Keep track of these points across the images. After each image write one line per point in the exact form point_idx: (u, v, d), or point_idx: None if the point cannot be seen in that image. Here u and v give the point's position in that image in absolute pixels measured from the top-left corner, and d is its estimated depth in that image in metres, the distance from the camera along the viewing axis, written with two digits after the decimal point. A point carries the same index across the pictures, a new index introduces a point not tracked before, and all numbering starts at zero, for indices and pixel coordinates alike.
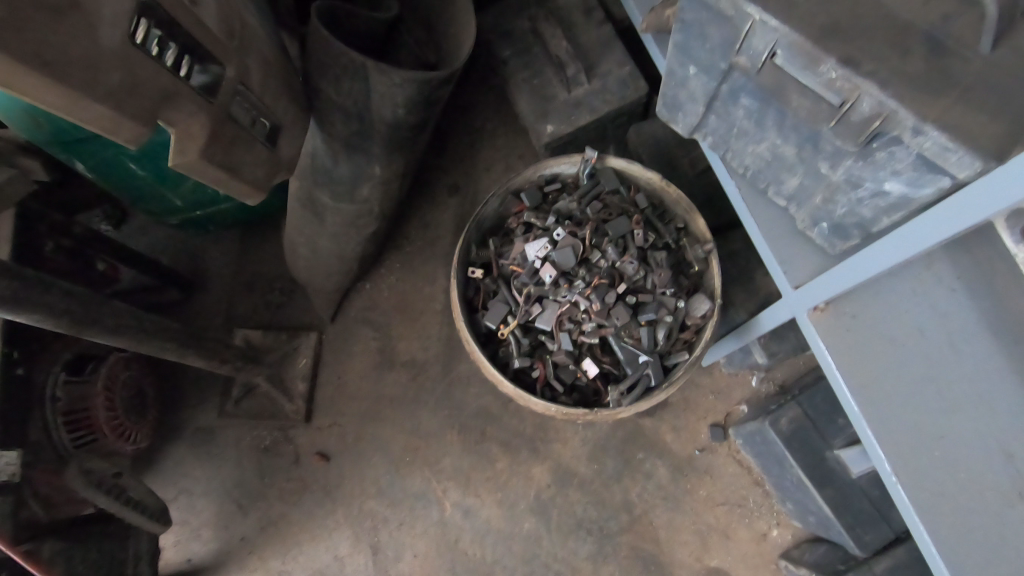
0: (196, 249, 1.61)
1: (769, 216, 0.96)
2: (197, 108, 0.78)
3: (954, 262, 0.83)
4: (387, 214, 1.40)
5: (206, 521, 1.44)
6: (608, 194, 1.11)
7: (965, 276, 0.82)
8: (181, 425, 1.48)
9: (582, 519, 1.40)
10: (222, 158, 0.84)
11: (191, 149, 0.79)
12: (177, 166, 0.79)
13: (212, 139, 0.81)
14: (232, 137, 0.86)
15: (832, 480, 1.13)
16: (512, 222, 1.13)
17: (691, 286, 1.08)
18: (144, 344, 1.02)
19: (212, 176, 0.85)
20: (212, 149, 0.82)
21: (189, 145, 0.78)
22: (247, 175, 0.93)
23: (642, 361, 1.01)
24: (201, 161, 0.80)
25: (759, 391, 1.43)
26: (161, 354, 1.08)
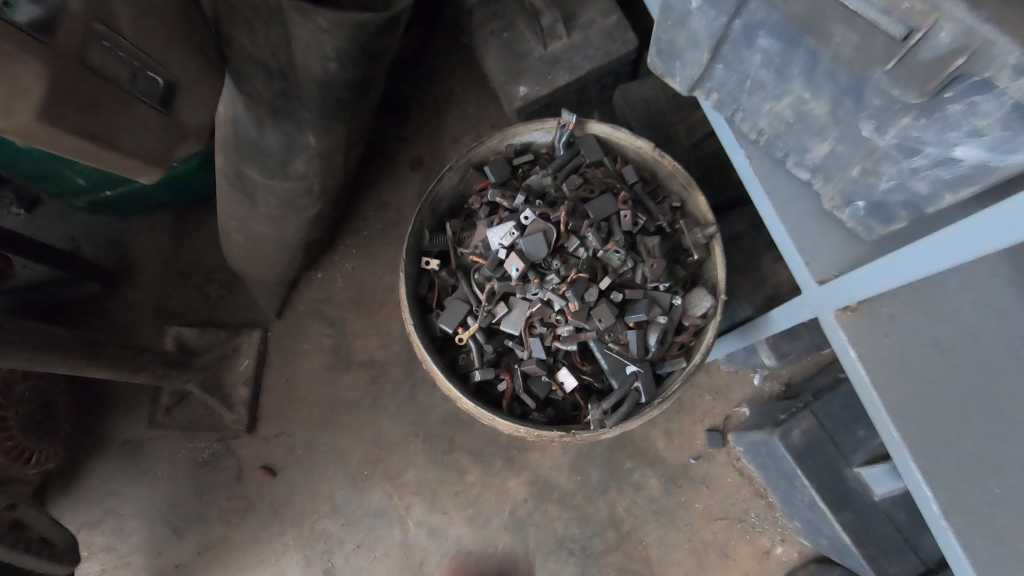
0: (121, 235, 1.40)
1: (787, 192, 0.77)
2: (26, 55, 0.57)
3: (1003, 252, 0.71)
4: (333, 192, 1.19)
5: (136, 547, 1.27)
6: (589, 167, 0.92)
7: (1017, 270, 0.71)
8: (105, 437, 1.30)
9: (563, 537, 1.24)
10: (79, 122, 0.66)
11: (22, 108, 0.59)
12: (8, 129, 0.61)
13: (59, 97, 0.62)
14: (93, 97, 0.66)
15: (852, 503, 0.97)
16: (474, 202, 0.94)
17: (689, 278, 0.90)
18: (10, 360, 0.84)
19: (68, 145, 0.67)
20: (60, 110, 0.63)
21: (18, 103, 0.59)
22: (124, 142, 0.75)
23: (629, 372, 0.84)
24: (42, 125, 0.62)
25: (763, 391, 1.25)
26: (46, 366, 0.90)
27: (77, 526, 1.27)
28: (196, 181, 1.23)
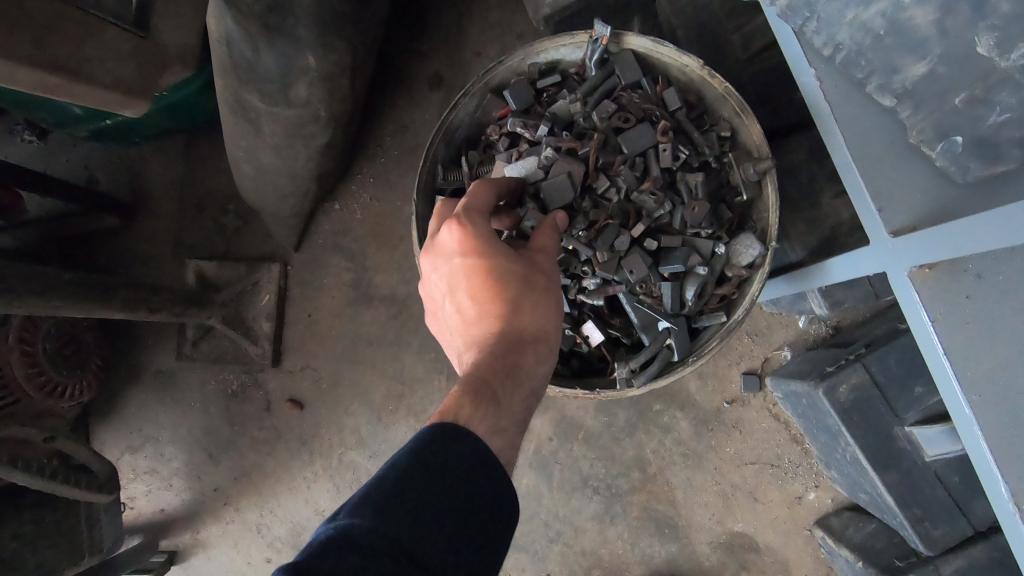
0: (133, 164, 1.35)
1: (863, 122, 0.64)
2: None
3: None
4: (342, 118, 1.09)
5: (176, 471, 1.32)
6: (625, 90, 0.79)
7: None
8: (137, 367, 1.32)
9: (587, 476, 1.22)
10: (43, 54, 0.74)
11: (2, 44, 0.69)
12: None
13: (23, 35, 0.71)
14: (51, 29, 0.74)
15: (898, 462, 0.91)
16: (492, 131, 0.83)
17: (734, 221, 0.79)
18: (18, 306, 0.86)
19: (41, 79, 0.75)
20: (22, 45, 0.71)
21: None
22: (99, 77, 0.81)
23: (660, 328, 0.77)
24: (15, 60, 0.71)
25: (808, 334, 1.16)
26: (49, 311, 0.91)
27: (120, 450, 1.32)
28: (198, 107, 1.15)
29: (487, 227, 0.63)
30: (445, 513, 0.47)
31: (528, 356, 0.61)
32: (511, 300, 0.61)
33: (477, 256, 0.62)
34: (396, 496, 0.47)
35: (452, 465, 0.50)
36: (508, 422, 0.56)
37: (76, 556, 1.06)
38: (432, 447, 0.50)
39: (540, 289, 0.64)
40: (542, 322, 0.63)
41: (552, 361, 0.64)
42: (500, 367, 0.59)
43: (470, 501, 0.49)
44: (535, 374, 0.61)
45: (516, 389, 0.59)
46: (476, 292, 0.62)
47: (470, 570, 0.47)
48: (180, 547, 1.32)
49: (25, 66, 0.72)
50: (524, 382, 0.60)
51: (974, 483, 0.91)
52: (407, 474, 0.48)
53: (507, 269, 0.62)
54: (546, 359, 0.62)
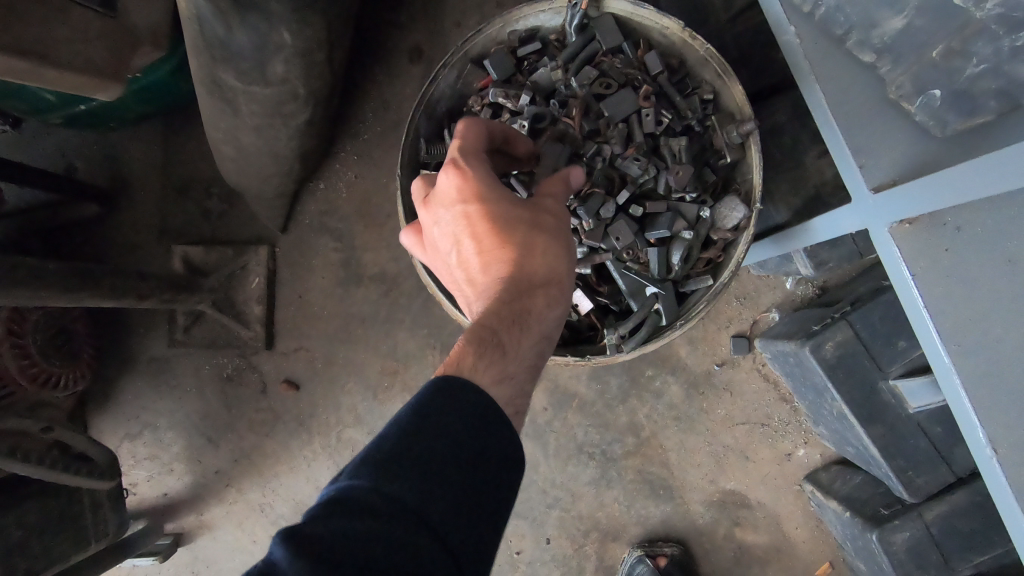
0: (111, 150, 1.32)
1: (844, 78, 0.65)
2: None
3: None
4: (322, 95, 1.08)
5: (177, 455, 1.33)
6: (606, 55, 0.78)
7: None
8: (130, 355, 1.32)
9: (582, 443, 1.25)
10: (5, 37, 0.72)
11: None
12: None
13: None
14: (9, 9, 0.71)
15: (883, 416, 0.93)
16: (474, 102, 0.83)
17: (719, 184, 0.80)
18: (5, 297, 0.86)
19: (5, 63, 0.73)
20: None
21: None
22: (66, 57, 0.79)
23: (648, 294, 0.77)
24: None
25: (795, 296, 1.17)
26: (36, 303, 0.91)
27: (119, 437, 1.33)
28: (174, 88, 1.12)
29: (487, 171, 0.62)
30: (447, 468, 0.48)
31: (536, 298, 0.61)
32: (517, 243, 0.61)
33: (479, 200, 0.61)
34: (396, 454, 0.48)
35: (454, 417, 0.51)
36: (515, 367, 0.57)
37: (81, 543, 1.08)
38: (434, 402, 0.51)
39: (548, 231, 0.63)
40: (551, 263, 0.62)
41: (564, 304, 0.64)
42: (508, 312, 0.59)
43: (475, 461, 0.49)
44: (546, 317, 0.61)
45: (524, 335, 0.59)
46: (480, 241, 0.62)
47: (474, 521, 0.48)
48: (185, 529, 1.33)
49: None
50: (533, 326, 0.60)
51: (956, 432, 0.94)
52: (407, 432, 0.49)
53: (511, 214, 0.61)
54: (556, 301, 0.62)
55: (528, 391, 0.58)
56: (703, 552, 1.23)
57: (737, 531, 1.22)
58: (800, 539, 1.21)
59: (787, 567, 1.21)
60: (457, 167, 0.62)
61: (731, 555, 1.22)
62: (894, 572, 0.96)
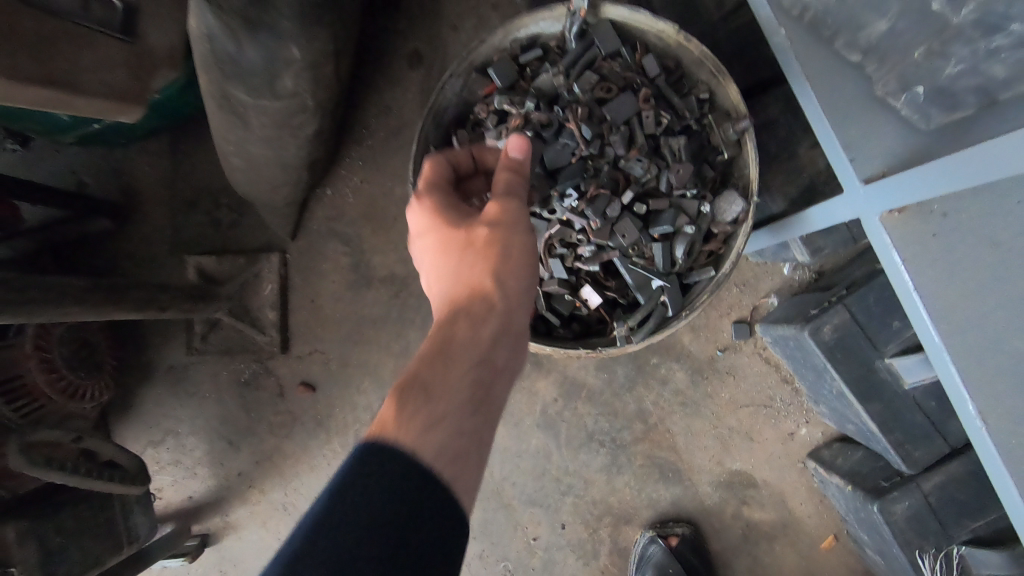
0: (121, 165, 1.35)
1: (834, 78, 0.69)
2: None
3: None
4: (329, 105, 1.11)
5: (199, 460, 1.37)
6: (606, 60, 0.82)
7: None
8: (150, 365, 1.36)
9: (593, 432, 1.29)
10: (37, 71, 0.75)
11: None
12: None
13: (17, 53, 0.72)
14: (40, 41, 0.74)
15: (881, 393, 0.97)
16: (480, 110, 0.86)
17: (717, 179, 0.83)
18: (39, 316, 0.89)
19: (35, 96, 0.76)
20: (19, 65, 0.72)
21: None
22: (89, 84, 0.82)
23: (655, 287, 0.81)
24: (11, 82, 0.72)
25: (792, 281, 1.22)
26: (74, 317, 0.95)
27: (142, 444, 1.37)
28: (183, 105, 1.15)
29: (432, 201, 0.71)
30: (361, 552, 0.47)
31: (462, 323, 0.62)
32: (456, 271, 0.66)
33: (429, 236, 0.71)
34: (307, 548, 0.47)
35: (368, 485, 0.50)
36: (433, 401, 0.56)
37: (114, 548, 1.11)
38: (351, 472, 0.51)
39: (479, 252, 0.65)
40: (477, 288, 0.64)
41: (499, 326, 0.62)
42: (437, 341, 0.61)
43: (388, 533, 0.48)
44: (474, 340, 0.61)
45: (448, 366, 0.59)
46: (433, 270, 0.69)
47: None
48: (211, 530, 1.37)
49: (26, 85, 0.74)
50: (460, 354, 0.60)
51: (950, 406, 0.98)
52: (320, 521, 0.48)
53: (448, 242, 0.68)
54: (484, 324, 0.62)
55: (451, 424, 0.56)
56: (713, 531, 1.27)
57: (745, 510, 1.26)
58: (805, 515, 1.25)
59: (794, 542, 1.25)
60: (413, 204, 0.73)
61: (740, 533, 1.27)
62: (897, 540, 0.99)
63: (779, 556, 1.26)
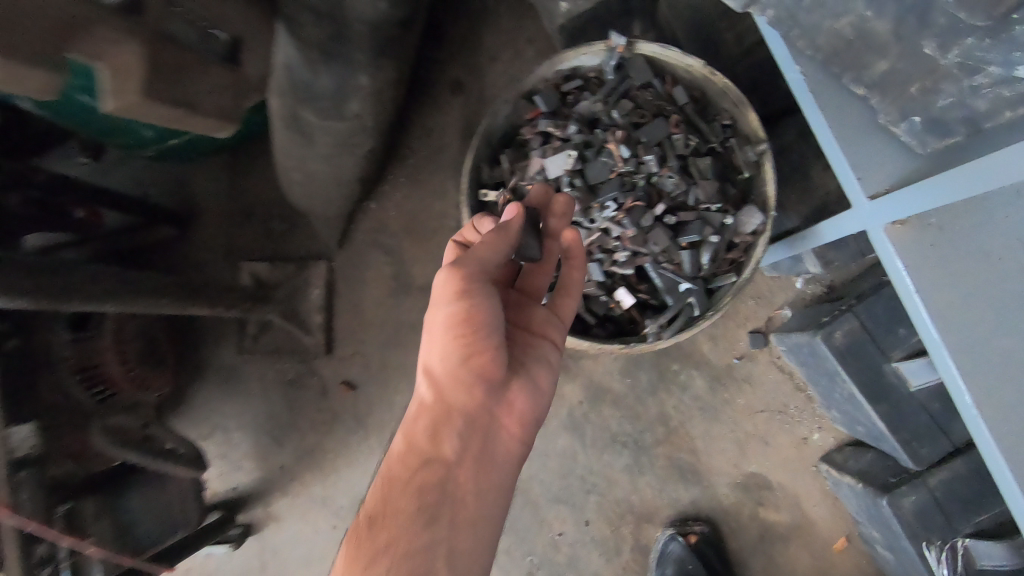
0: (185, 179, 1.48)
1: (842, 107, 0.80)
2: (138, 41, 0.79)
3: None
4: (383, 126, 1.23)
5: (245, 453, 1.46)
6: (639, 90, 0.94)
7: None
8: (203, 363, 1.46)
9: (616, 434, 1.37)
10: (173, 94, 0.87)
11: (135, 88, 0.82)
12: (123, 109, 0.84)
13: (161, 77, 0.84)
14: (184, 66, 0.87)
15: (888, 395, 1.05)
16: (527, 132, 0.97)
17: (738, 196, 0.93)
18: (138, 305, 1.00)
19: (165, 112, 0.89)
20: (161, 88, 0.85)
21: (130, 83, 0.81)
22: (206, 107, 0.95)
23: (683, 290, 0.90)
24: (148, 101, 0.84)
25: (805, 295, 1.30)
26: (159, 311, 1.04)
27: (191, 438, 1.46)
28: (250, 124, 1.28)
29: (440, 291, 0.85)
30: None
31: (406, 438, 0.77)
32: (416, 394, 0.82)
33: None
34: None
35: None
36: (381, 516, 0.70)
37: (171, 529, 1.19)
38: None
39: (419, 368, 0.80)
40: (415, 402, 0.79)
41: (427, 425, 0.76)
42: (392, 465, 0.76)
43: None
44: (418, 445, 0.76)
45: (394, 483, 0.73)
46: None
47: None
48: (254, 520, 1.45)
49: (165, 103, 0.87)
50: (405, 467, 0.74)
51: (952, 407, 1.06)
52: None
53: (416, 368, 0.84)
54: (420, 430, 0.76)
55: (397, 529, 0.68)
56: (731, 531, 1.34)
57: (761, 511, 1.33)
58: (818, 517, 1.31)
59: (808, 543, 1.32)
60: None
61: (756, 533, 1.33)
62: (904, 533, 1.06)
63: (794, 556, 1.32)
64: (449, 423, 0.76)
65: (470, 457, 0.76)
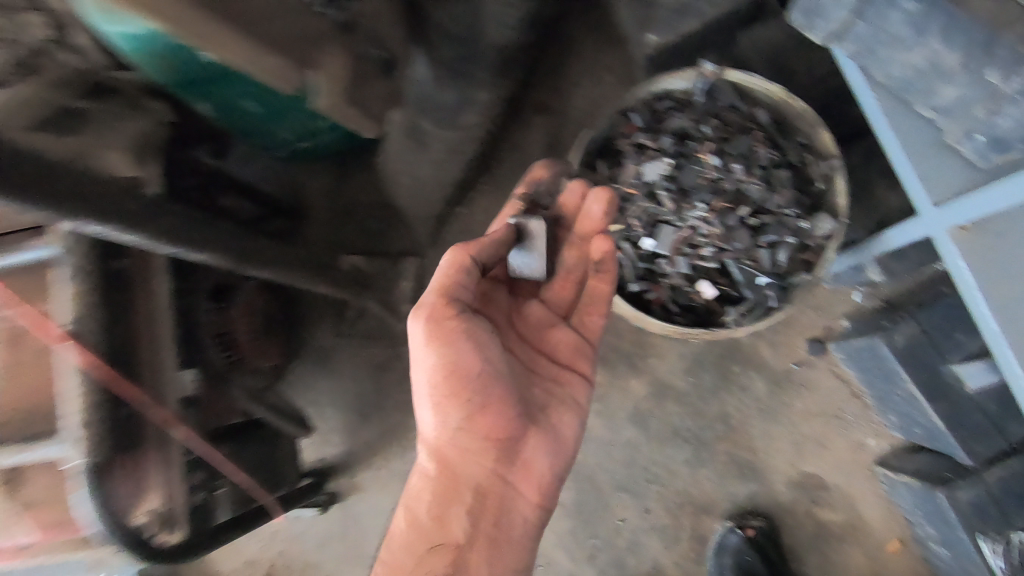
0: (296, 180, 1.67)
1: (913, 129, 0.92)
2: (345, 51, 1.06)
3: None
4: (484, 138, 1.39)
5: (335, 428, 1.61)
6: (725, 111, 1.08)
7: None
8: (302, 344, 1.62)
9: (678, 428, 1.47)
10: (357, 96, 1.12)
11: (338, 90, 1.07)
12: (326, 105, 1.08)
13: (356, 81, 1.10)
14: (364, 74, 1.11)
15: (947, 394, 1.15)
16: (623, 143, 1.10)
17: (812, 205, 1.05)
18: (289, 277, 1.13)
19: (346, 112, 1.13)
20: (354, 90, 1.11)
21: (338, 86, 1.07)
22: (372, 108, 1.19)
23: (761, 283, 1.02)
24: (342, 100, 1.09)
25: (863, 307, 1.39)
26: (301, 284, 1.18)
27: None
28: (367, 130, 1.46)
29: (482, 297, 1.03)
30: None
31: (419, 495, 0.96)
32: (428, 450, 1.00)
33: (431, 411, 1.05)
34: None
35: None
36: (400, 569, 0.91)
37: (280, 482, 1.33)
38: None
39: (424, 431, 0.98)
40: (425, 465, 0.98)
41: (433, 489, 0.95)
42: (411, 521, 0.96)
43: None
44: (428, 504, 0.95)
45: (409, 541, 0.93)
46: None
47: None
48: (339, 489, 1.59)
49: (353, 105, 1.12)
50: (419, 524, 0.94)
51: (1010, 409, 1.12)
52: None
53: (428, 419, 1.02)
54: (428, 492, 0.95)
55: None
56: (787, 527, 1.41)
57: (817, 509, 1.41)
58: (873, 519, 1.38)
59: (863, 543, 1.39)
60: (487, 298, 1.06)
61: (812, 530, 1.41)
62: (960, 524, 1.15)
63: (849, 554, 1.39)
64: (453, 484, 0.94)
65: (471, 517, 0.94)
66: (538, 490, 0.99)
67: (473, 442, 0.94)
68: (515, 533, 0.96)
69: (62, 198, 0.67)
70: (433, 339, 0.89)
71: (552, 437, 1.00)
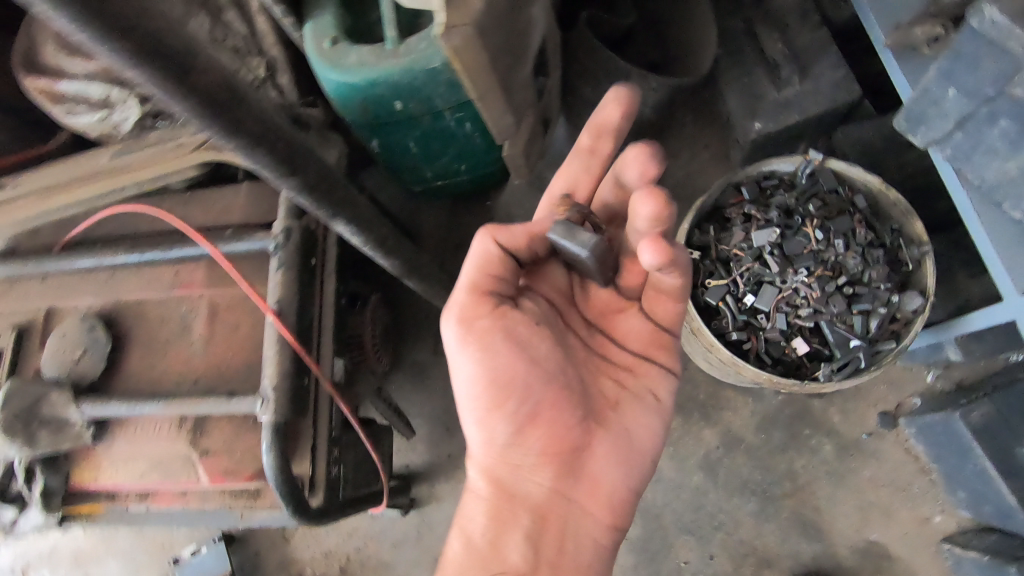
0: (413, 212, 1.89)
1: (1002, 225, 1.05)
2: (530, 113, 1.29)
3: None
4: None
5: (421, 437, 1.75)
6: (825, 193, 1.24)
7: None
8: (402, 358, 1.79)
9: (747, 481, 1.55)
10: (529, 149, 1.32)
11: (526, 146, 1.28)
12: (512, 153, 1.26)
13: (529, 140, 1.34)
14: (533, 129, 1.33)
15: (1020, 472, 1.23)
16: (732, 211, 1.27)
17: (900, 283, 1.19)
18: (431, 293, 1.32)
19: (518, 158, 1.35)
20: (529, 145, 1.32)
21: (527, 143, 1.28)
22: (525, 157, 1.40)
23: (852, 345, 1.14)
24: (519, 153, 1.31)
25: (934, 387, 1.49)
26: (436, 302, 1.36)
27: None
28: (491, 172, 1.68)
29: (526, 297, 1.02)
30: None
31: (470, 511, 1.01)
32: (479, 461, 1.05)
33: None
34: None
35: None
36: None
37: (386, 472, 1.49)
38: None
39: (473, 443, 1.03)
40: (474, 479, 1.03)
41: (483, 509, 0.99)
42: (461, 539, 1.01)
43: None
44: (477, 527, 0.99)
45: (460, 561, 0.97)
46: None
47: None
48: (419, 496, 1.72)
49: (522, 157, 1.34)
50: (470, 541, 0.98)
51: None
52: None
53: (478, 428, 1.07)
54: (478, 509, 1.00)
55: None
56: None
57: None
58: None
59: None
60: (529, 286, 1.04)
61: None
62: None
63: None
64: (505, 503, 0.98)
65: (524, 540, 0.96)
66: (603, 506, 0.99)
67: (526, 457, 0.97)
68: (579, 554, 0.97)
69: (340, 205, 0.84)
70: (473, 343, 0.93)
71: (612, 449, 1.00)
